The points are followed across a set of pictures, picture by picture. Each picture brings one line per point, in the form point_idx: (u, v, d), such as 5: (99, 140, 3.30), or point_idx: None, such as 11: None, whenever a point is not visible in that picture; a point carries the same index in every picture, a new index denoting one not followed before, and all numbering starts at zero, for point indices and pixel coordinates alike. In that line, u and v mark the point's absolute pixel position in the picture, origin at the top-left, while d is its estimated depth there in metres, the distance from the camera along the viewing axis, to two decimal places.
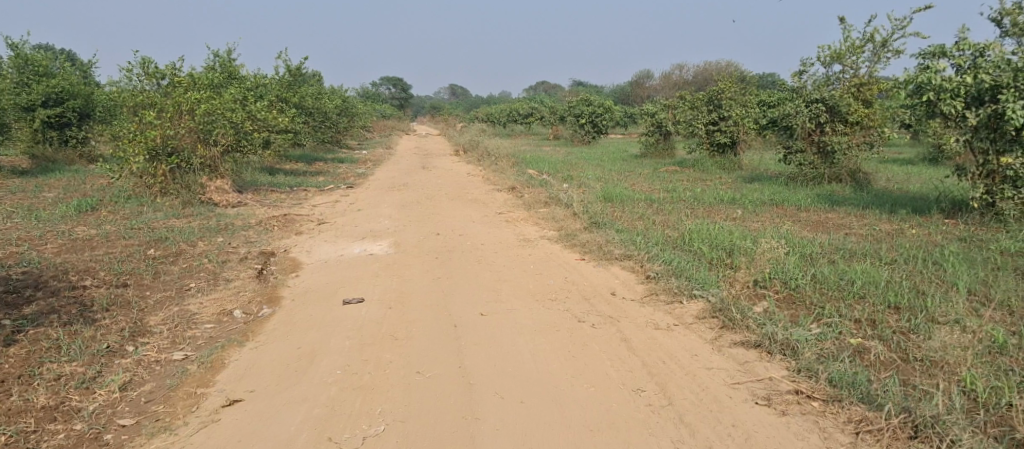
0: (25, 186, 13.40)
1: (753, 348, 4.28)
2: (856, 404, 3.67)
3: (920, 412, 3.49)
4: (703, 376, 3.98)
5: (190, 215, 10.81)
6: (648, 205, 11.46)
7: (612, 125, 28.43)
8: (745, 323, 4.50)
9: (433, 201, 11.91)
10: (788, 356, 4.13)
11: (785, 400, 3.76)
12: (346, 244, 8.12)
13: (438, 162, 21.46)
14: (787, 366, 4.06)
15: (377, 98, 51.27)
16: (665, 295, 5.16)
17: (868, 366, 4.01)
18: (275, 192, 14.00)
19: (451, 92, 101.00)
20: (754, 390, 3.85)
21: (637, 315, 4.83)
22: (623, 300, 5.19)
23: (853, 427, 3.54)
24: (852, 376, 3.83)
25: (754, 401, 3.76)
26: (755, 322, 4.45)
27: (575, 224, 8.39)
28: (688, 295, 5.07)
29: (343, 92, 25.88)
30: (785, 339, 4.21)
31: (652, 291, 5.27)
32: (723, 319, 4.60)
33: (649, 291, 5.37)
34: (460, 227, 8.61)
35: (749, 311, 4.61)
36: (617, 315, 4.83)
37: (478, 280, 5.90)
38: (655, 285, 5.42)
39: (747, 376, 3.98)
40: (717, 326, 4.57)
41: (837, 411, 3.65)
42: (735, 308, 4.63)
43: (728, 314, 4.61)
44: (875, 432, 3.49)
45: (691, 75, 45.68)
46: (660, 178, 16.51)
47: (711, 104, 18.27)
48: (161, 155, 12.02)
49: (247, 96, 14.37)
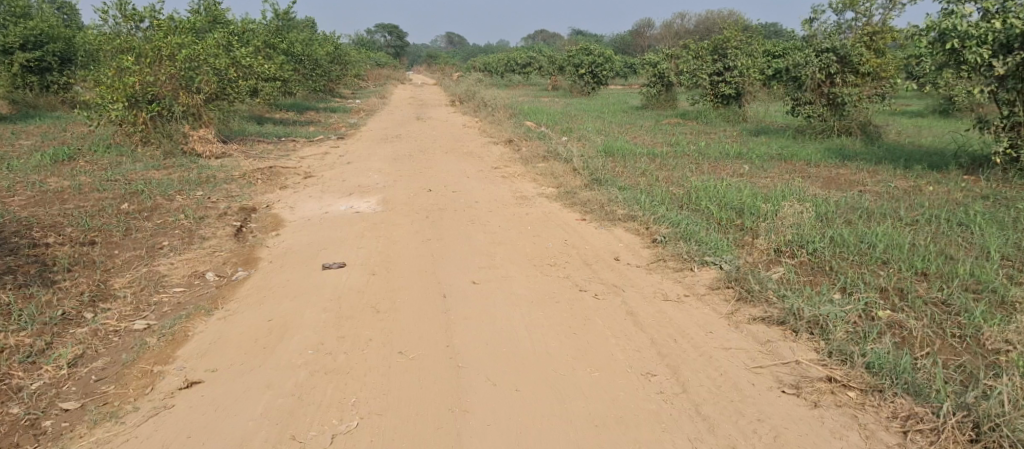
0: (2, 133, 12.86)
1: (776, 326, 3.89)
2: (901, 397, 3.28)
3: (981, 409, 3.08)
4: (721, 358, 3.61)
5: (170, 167, 10.32)
6: (650, 160, 10.98)
7: (612, 75, 27.70)
8: (765, 295, 4.11)
9: (426, 154, 11.41)
10: (817, 336, 3.74)
11: (817, 390, 3.39)
12: (332, 200, 7.68)
13: (434, 112, 20.86)
14: (816, 348, 3.68)
15: (372, 45, 50.17)
16: (673, 262, 4.75)
17: (907, 348, 3.62)
18: (263, 143, 13.47)
19: (449, 42, 99.08)
20: (780, 377, 3.48)
21: (643, 283, 4.44)
22: (627, 267, 4.79)
23: (900, 427, 3.15)
24: (893, 362, 3.43)
25: (781, 391, 3.39)
26: (776, 295, 4.06)
27: (575, 181, 7.93)
28: (700, 261, 4.66)
29: (336, 39, 25.04)
30: (813, 317, 3.82)
31: (658, 257, 4.87)
32: (740, 290, 4.20)
33: (656, 257, 4.96)
34: (452, 183, 8.16)
35: (768, 282, 4.21)
36: (621, 284, 4.44)
37: (471, 243, 5.49)
38: (662, 250, 5.01)
39: (772, 359, 3.60)
40: (733, 298, 4.18)
41: (878, 405, 3.28)
42: (753, 278, 4.23)
43: (746, 286, 4.21)
44: (928, 434, 3.10)
45: (693, 25, 44.60)
46: (662, 130, 15.98)
47: (716, 53, 17.64)
48: (141, 102, 11.46)
49: (232, 41, 13.68)
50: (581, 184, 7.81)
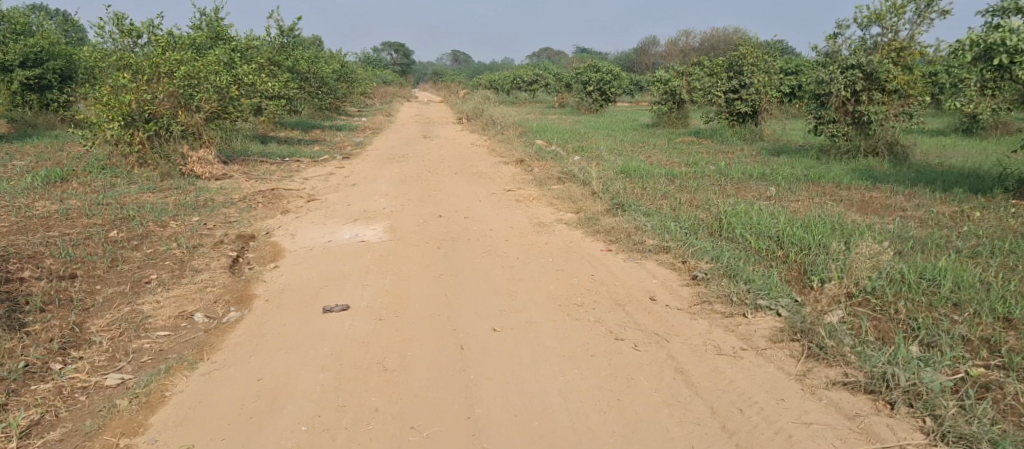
0: None
1: (863, 394, 3.38)
2: None
3: None
4: (802, 438, 3.12)
5: (166, 190, 9.87)
6: (670, 182, 10.45)
7: (620, 93, 27.25)
8: (841, 353, 3.60)
9: (434, 175, 10.92)
10: (920, 410, 3.23)
11: None
12: (334, 227, 7.16)
13: (440, 130, 20.41)
14: (920, 425, 3.17)
15: (377, 62, 49.94)
16: (720, 306, 4.22)
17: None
18: (265, 163, 12.99)
19: (455, 59, 99.44)
20: None
21: (691, 333, 3.92)
22: (666, 310, 4.26)
23: None
24: None
25: None
26: (855, 356, 3.56)
27: (595, 207, 7.38)
28: (753, 307, 4.13)
29: (341, 57, 24.66)
30: (912, 385, 3.31)
31: (701, 298, 4.33)
32: (810, 347, 3.70)
33: (697, 297, 4.42)
34: (464, 208, 7.63)
35: (841, 335, 3.70)
36: (665, 334, 3.92)
37: (490, 280, 4.96)
38: (705, 289, 4.47)
39: (869, 440, 3.10)
40: (803, 356, 3.67)
41: None
42: (824, 331, 3.72)
43: (818, 340, 3.70)
44: None
45: (698, 41, 44.22)
46: (677, 149, 15.47)
47: (732, 70, 17.11)
48: (137, 121, 11.04)
49: (233, 58, 13.23)
50: (601, 210, 7.27)
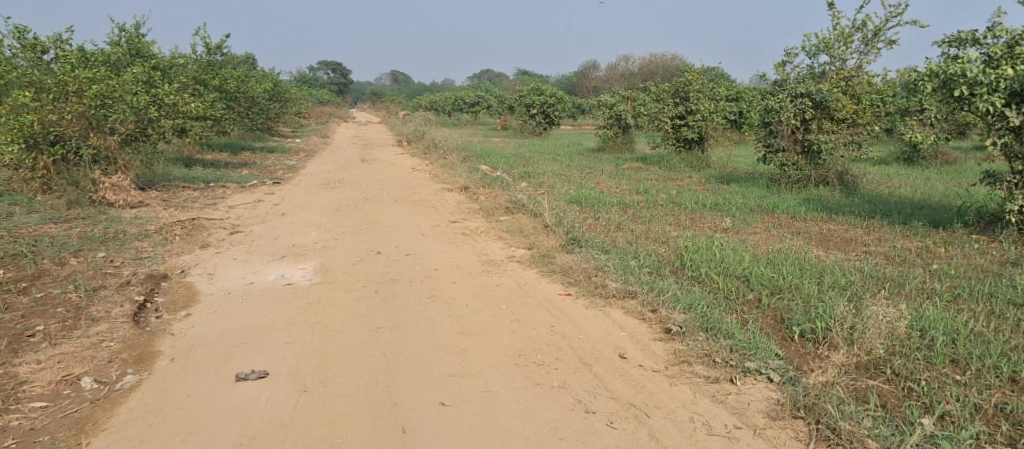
0: None
1: None
2: None
3: None
4: None
5: (72, 221, 8.93)
6: (622, 212, 10.04)
7: (564, 116, 27.03)
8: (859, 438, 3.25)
9: (374, 204, 10.24)
10: None
11: None
12: (259, 265, 6.40)
13: (380, 153, 19.68)
14: None
15: (314, 81, 48.65)
16: (702, 373, 3.77)
17: None
18: (188, 189, 12.04)
19: (395, 79, 98.61)
20: None
21: (676, 412, 3.47)
22: (643, 378, 3.76)
23: None
24: None
25: None
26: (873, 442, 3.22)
27: (549, 243, 6.85)
28: (742, 377, 3.70)
29: (276, 76, 23.63)
30: None
31: (680, 363, 3.86)
32: (823, 430, 3.32)
33: (676, 357, 3.96)
34: (407, 243, 7.00)
35: (852, 414, 3.35)
36: (647, 414, 3.46)
37: (436, 332, 4.38)
38: (684, 348, 4.01)
39: None
40: (818, 440, 3.29)
41: None
42: (835, 411, 3.36)
43: (829, 422, 3.33)
44: None
45: (637, 67, 44.74)
46: (625, 176, 15.16)
47: (677, 95, 16.98)
48: (42, 144, 9.99)
49: (154, 75, 12.30)
50: (556, 246, 6.74)
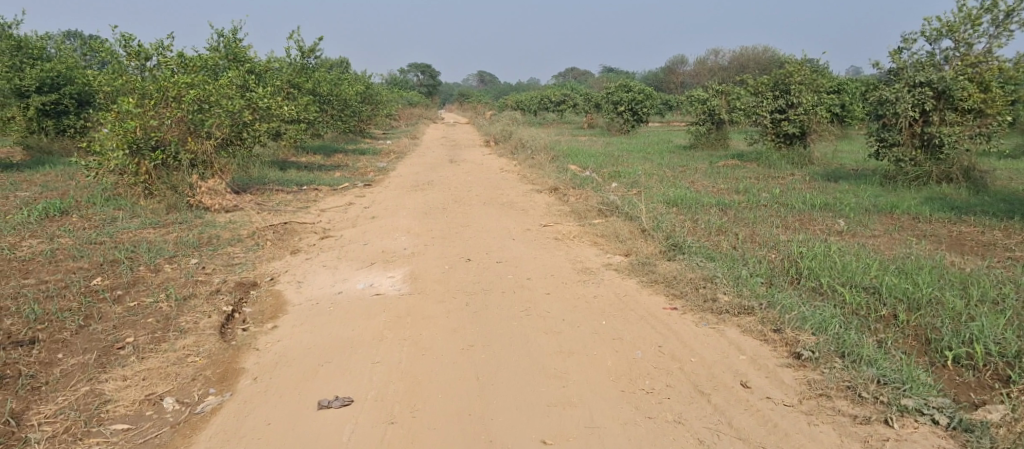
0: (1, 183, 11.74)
1: None
2: None
3: None
4: None
5: (170, 225, 9.13)
6: (722, 214, 9.41)
7: (653, 113, 26.20)
8: None
9: (462, 206, 10.01)
10: None
11: None
12: (347, 272, 6.23)
13: (467, 154, 19.58)
14: None
15: (403, 84, 49.39)
16: (846, 413, 3.29)
17: None
18: (281, 192, 12.19)
19: (481, 80, 99.46)
20: None
21: None
22: (775, 416, 3.30)
23: None
24: None
25: None
26: None
27: (647, 249, 6.37)
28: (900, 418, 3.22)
29: (366, 79, 23.94)
30: None
31: (818, 399, 3.39)
32: None
33: (815, 389, 3.49)
34: (497, 249, 6.68)
35: None
36: None
37: (532, 349, 4.01)
38: (821, 379, 3.53)
39: None
40: None
41: None
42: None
43: None
44: None
45: (727, 60, 43.10)
46: (722, 174, 14.40)
47: (777, 88, 16.00)
48: (144, 149, 10.27)
49: (248, 80, 12.49)
50: (656, 253, 6.26)
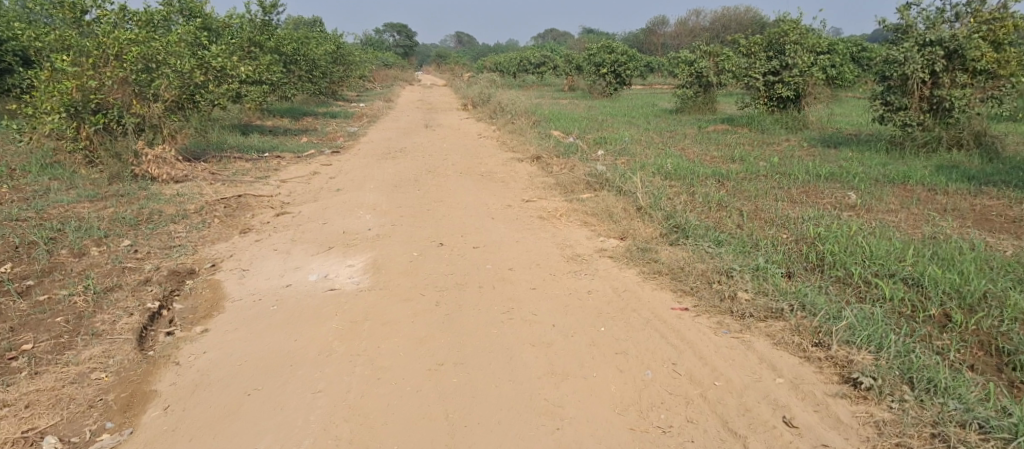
0: None
1: None
2: None
3: None
4: None
5: (111, 198, 8.15)
6: (720, 187, 8.65)
7: (636, 75, 25.31)
8: None
9: (436, 178, 9.14)
10: None
11: None
12: (300, 260, 5.38)
13: (443, 118, 18.61)
14: None
15: (377, 43, 47.70)
16: None
17: None
18: (240, 160, 11.20)
19: (460, 41, 97.35)
20: None
21: None
22: None
23: None
24: None
25: None
26: None
27: (644, 233, 5.59)
28: None
29: (338, 38, 22.66)
30: None
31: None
32: None
33: (892, 436, 2.85)
34: (473, 231, 5.88)
35: None
36: None
37: (516, 371, 3.27)
38: (895, 421, 2.89)
39: None
40: None
41: None
42: None
43: None
44: None
45: (709, 22, 42.19)
46: (712, 140, 13.64)
47: (771, 49, 15.20)
48: (82, 113, 9.21)
49: (200, 37, 11.38)
50: (656, 238, 5.48)
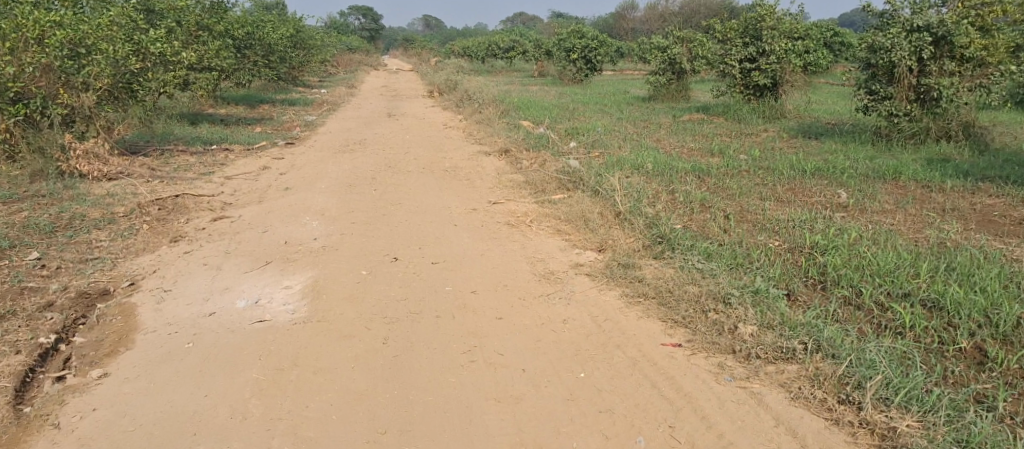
0: None
1: None
2: None
3: None
4: None
5: (30, 198, 7.27)
6: (701, 185, 8.09)
7: (607, 61, 24.71)
8: None
9: (397, 175, 8.43)
10: None
11: None
12: (231, 279, 4.63)
13: (409, 106, 17.84)
14: None
15: (343, 27, 46.42)
16: None
17: None
18: (184, 154, 10.34)
19: (427, 25, 95.85)
20: None
21: None
22: None
23: None
24: None
25: None
26: None
27: (624, 244, 4.98)
28: None
29: (299, 22, 21.59)
30: None
31: None
32: None
33: None
34: (433, 243, 5.25)
35: None
36: None
37: (473, 444, 2.75)
38: None
39: None
40: None
41: None
42: None
43: None
44: None
45: (678, 7, 41.83)
46: (689, 130, 13.10)
47: (747, 35, 14.69)
48: (0, 102, 8.26)
49: (136, 19, 10.45)
50: (639, 251, 4.88)
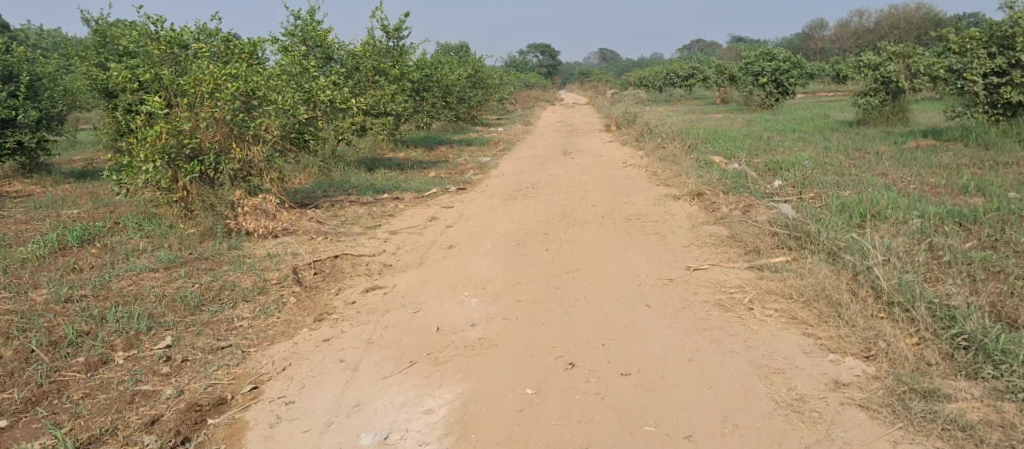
0: (50, 193, 9.97)
1: None
2: None
3: None
4: None
5: (193, 262, 6.93)
6: (969, 236, 5.98)
7: (800, 84, 22.14)
8: None
9: (571, 228, 7.25)
10: None
11: None
12: (367, 387, 3.78)
13: (584, 143, 16.77)
14: None
15: (522, 65, 46.84)
16: None
17: None
18: (354, 204, 9.91)
19: (602, 58, 95.59)
20: None
21: None
22: None
23: None
24: None
25: None
26: None
27: (908, 351, 3.41)
28: None
29: (476, 62, 21.37)
30: None
31: None
32: None
33: None
34: (625, 339, 3.96)
35: None
36: None
37: None
38: None
39: None
40: None
41: None
42: None
43: None
44: None
45: (874, 22, 37.81)
46: (925, 158, 10.76)
47: (994, 43, 11.44)
48: (179, 159, 8.07)
49: (307, 68, 10.19)
50: (934, 362, 3.31)
